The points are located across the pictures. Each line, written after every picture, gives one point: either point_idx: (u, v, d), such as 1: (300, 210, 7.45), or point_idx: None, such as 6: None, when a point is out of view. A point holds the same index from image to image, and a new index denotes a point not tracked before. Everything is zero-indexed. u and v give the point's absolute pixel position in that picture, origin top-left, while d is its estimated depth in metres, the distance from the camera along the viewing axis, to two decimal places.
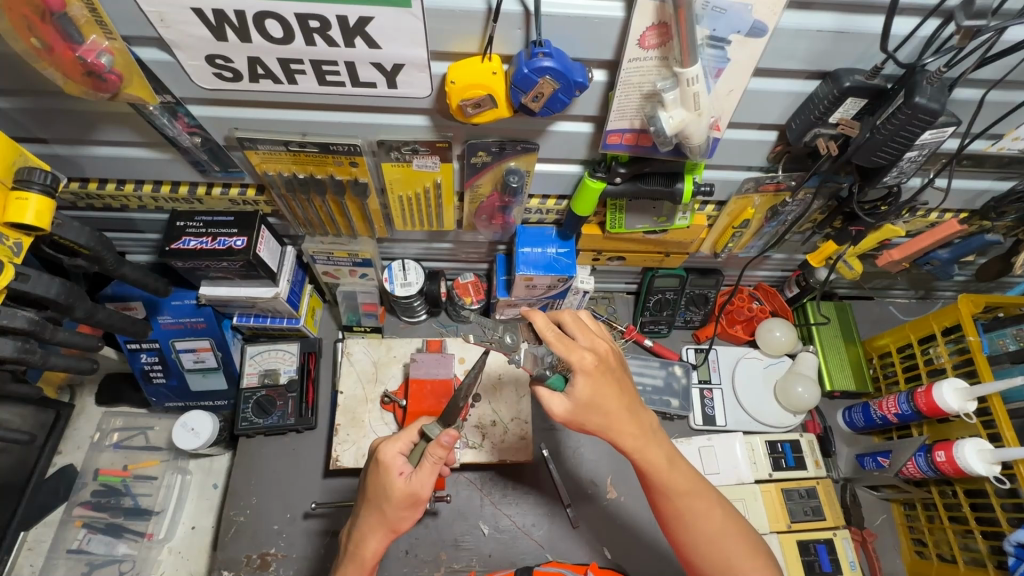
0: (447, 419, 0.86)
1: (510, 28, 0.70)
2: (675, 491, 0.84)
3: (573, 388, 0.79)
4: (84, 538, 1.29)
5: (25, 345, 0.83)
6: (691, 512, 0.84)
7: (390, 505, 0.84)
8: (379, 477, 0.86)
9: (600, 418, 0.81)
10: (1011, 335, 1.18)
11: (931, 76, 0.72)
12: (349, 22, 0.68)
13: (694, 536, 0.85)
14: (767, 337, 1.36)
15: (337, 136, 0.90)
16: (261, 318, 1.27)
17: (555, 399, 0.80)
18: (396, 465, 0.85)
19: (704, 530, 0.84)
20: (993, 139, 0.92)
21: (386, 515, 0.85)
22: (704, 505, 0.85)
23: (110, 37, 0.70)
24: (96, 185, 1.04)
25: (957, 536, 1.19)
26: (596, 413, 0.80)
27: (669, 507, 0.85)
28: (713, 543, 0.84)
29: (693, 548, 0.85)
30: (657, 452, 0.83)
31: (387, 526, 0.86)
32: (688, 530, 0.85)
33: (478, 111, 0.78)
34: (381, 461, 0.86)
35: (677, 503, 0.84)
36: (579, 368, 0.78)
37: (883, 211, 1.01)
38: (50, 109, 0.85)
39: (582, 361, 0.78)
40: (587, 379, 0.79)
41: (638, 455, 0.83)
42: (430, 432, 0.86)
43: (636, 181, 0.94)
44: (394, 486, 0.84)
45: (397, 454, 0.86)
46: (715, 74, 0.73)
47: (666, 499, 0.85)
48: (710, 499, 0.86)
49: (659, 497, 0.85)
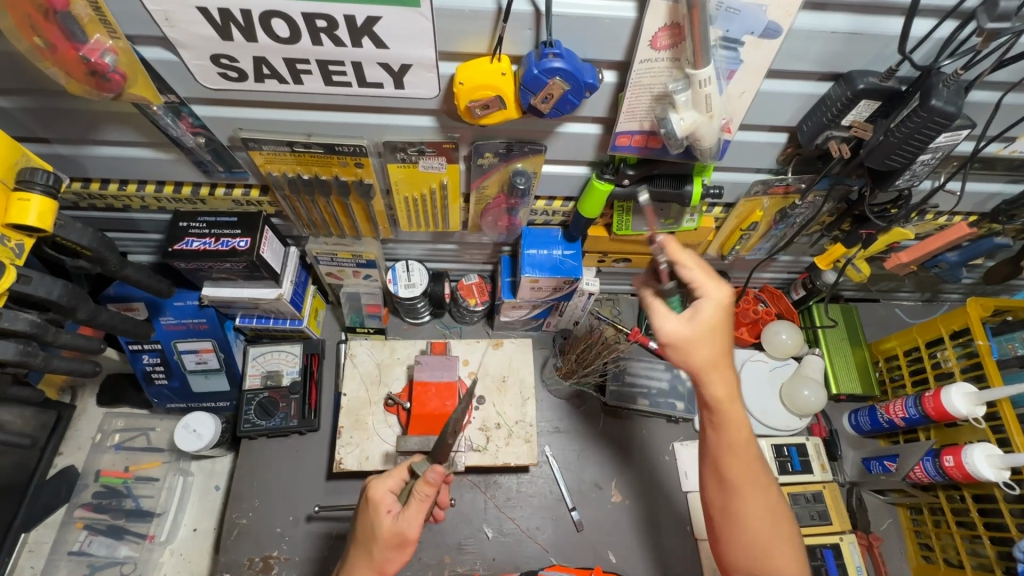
0: (436, 456, 0.89)
1: (521, 28, 0.69)
2: (741, 456, 0.85)
3: (697, 311, 0.82)
4: (85, 539, 1.28)
5: (27, 347, 0.81)
6: (751, 481, 0.85)
7: (377, 546, 0.84)
8: (368, 514, 0.85)
9: (697, 358, 0.82)
10: (1019, 340, 1.19)
11: (947, 79, 0.71)
12: (357, 22, 0.67)
13: (748, 509, 0.85)
14: (773, 339, 1.36)
15: (343, 136, 0.89)
16: (264, 319, 1.26)
17: (670, 320, 0.83)
18: (386, 503, 0.85)
19: (757, 505, 0.85)
20: (1006, 142, 0.91)
21: (373, 554, 0.84)
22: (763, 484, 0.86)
23: (114, 37, 0.70)
24: (99, 185, 1.04)
25: (964, 540, 1.18)
26: (701, 346, 0.82)
27: (736, 472, 0.85)
28: (764, 519, 0.84)
29: (741, 521, 0.85)
30: (737, 410, 0.84)
31: (372, 567, 0.84)
32: (744, 500, 0.85)
33: (486, 112, 0.77)
34: (371, 498, 0.86)
35: (741, 468, 0.85)
36: (712, 297, 0.82)
37: (893, 214, 1.00)
38: (53, 108, 0.84)
39: (719, 292, 0.82)
40: (721, 315, 0.82)
41: (724, 406, 0.83)
42: (418, 469, 0.87)
43: (645, 183, 0.93)
44: (382, 525, 0.83)
45: (386, 492, 0.86)
46: (728, 75, 0.72)
47: (734, 464, 0.85)
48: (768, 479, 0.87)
49: (727, 463, 0.85)
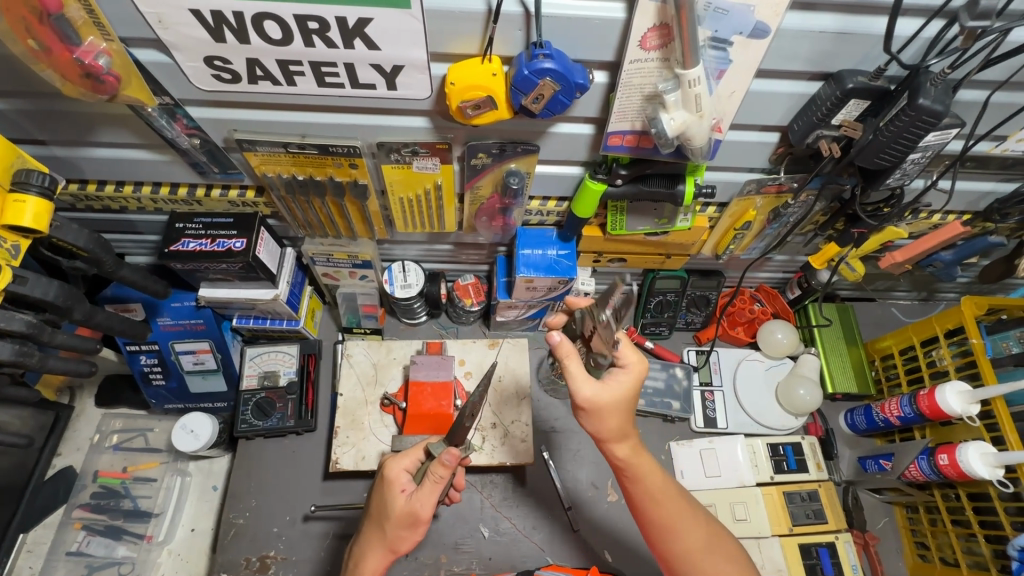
0: (454, 437, 0.89)
1: (511, 29, 0.70)
2: (664, 501, 0.84)
3: (613, 378, 0.80)
4: (84, 540, 1.29)
5: (23, 348, 0.81)
6: (677, 522, 0.84)
7: (390, 522, 0.84)
8: (382, 493, 0.87)
9: (598, 422, 0.81)
10: (1014, 338, 1.19)
11: (935, 78, 0.72)
12: (348, 24, 0.68)
13: (681, 547, 0.84)
14: (769, 339, 1.36)
15: (337, 137, 0.89)
16: (261, 319, 1.26)
17: (585, 384, 0.78)
18: (399, 482, 0.86)
19: (690, 543, 0.84)
20: (997, 141, 0.91)
21: (386, 532, 0.85)
22: (691, 518, 0.85)
23: (107, 39, 0.70)
24: (95, 187, 1.04)
25: (959, 539, 1.18)
26: (595, 415, 0.80)
27: (662, 518, 0.84)
28: (699, 553, 0.84)
29: (681, 559, 0.85)
30: (647, 459, 0.84)
31: (385, 545, 0.86)
32: (674, 540, 0.84)
33: (478, 112, 0.77)
34: (385, 476, 0.87)
35: (666, 512, 0.84)
36: (631, 366, 0.81)
37: (886, 213, 1.01)
38: (49, 111, 0.85)
39: (638, 365, 0.81)
40: (630, 382, 0.81)
41: (633, 462, 0.83)
42: (434, 449, 0.88)
43: (638, 182, 0.94)
44: (395, 504, 0.84)
45: (402, 470, 0.87)
46: (717, 75, 0.73)
47: (658, 512, 0.84)
48: (696, 511, 0.86)
49: (650, 509, 0.84)
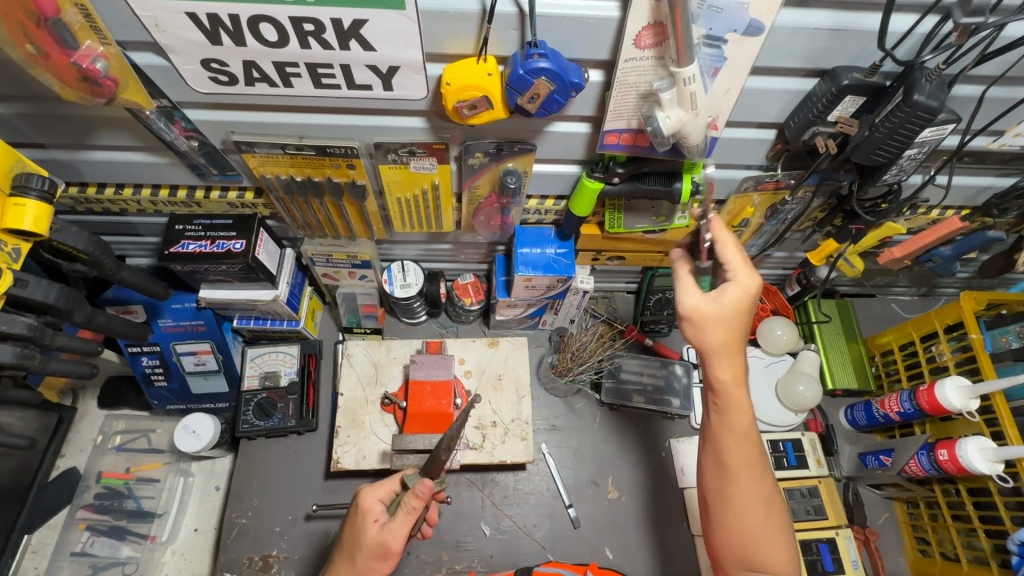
0: (427, 469, 0.88)
1: (505, 29, 0.70)
2: (740, 441, 0.84)
3: (723, 292, 0.82)
4: (88, 540, 1.29)
5: (24, 350, 0.82)
6: (750, 468, 0.84)
7: (360, 552, 0.85)
8: (356, 521, 0.87)
9: (711, 340, 0.82)
10: (1013, 333, 1.19)
11: (930, 73, 0.72)
12: (343, 25, 0.68)
13: (739, 495, 0.84)
14: (769, 336, 1.36)
15: (334, 138, 0.90)
16: (262, 320, 1.27)
17: (691, 295, 0.84)
18: (374, 512, 0.87)
19: (748, 495, 0.83)
20: (994, 136, 0.91)
21: (357, 563, 0.86)
22: (760, 473, 0.84)
23: (104, 42, 0.71)
24: (94, 189, 1.05)
25: (960, 534, 1.18)
26: (714, 328, 0.82)
27: (737, 456, 0.84)
28: (753, 513, 0.83)
29: (731, 501, 0.84)
30: (743, 395, 0.84)
31: (354, 575, 0.86)
32: (735, 485, 0.84)
33: (474, 112, 0.78)
34: (361, 506, 0.88)
35: (741, 451, 0.84)
36: (739, 282, 0.81)
37: (885, 210, 1.02)
38: (49, 114, 0.85)
39: (749, 280, 0.81)
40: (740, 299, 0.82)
41: (730, 391, 0.83)
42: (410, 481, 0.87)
43: (634, 180, 0.94)
44: (367, 534, 0.85)
45: (375, 501, 0.88)
46: (712, 73, 0.73)
47: (733, 451, 0.84)
48: (766, 470, 0.85)
49: (725, 443, 0.84)
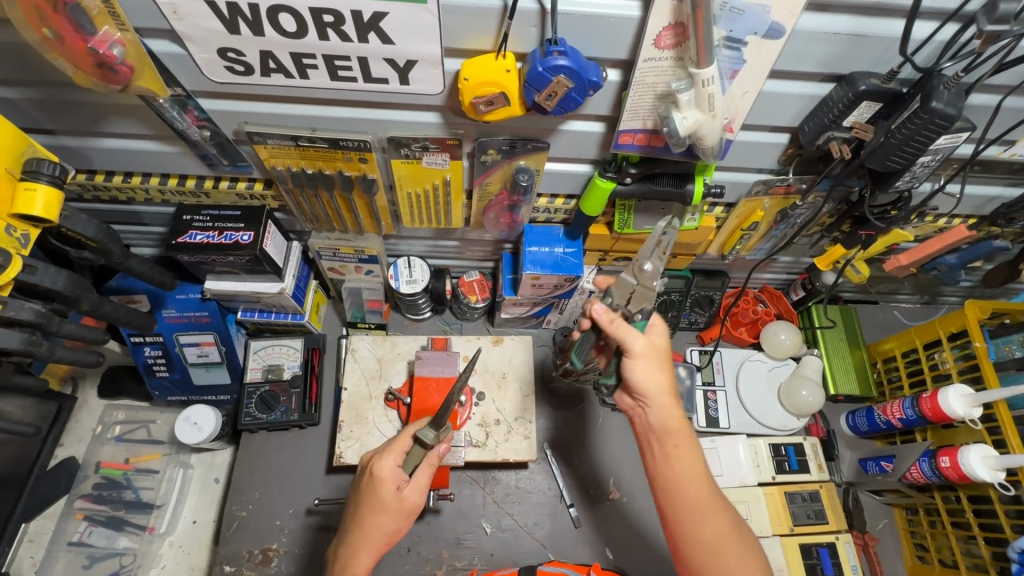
0: (439, 423, 0.90)
1: (526, 25, 0.70)
2: (694, 484, 0.86)
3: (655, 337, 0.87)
4: (84, 530, 1.28)
5: (31, 337, 0.82)
6: (704, 507, 0.85)
7: (386, 516, 0.88)
8: (374, 489, 0.89)
9: (652, 380, 0.86)
10: (1016, 342, 1.20)
11: (948, 80, 0.72)
12: (363, 18, 0.68)
13: (695, 532, 0.85)
14: (772, 340, 1.36)
15: (348, 131, 0.89)
16: (266, 313, 1.26)
17: (636, 338, 0.85)
18: (393, 478, 0.90)
19: (709, 530, 0.84)
20: (1006, 146, 0.92)
21: (384, 527, 0.88)
22: (720, 506, 0.86)
23: (122, 29, 0.70)
24: (102, 177, 1.04)
25: (959, 541, 1.19)
26: (651, 374, 0.86)
27: (691, 496, 0.85)
28: (717, 544, 0.84)
29: (692, 546, 0.85)
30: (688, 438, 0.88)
31: (382, 538, 0.88)
32: (692, 523, 0.85)
33: (490, 109, 0.77)
34: (376, 475, 0.89)
35: (695, 497, 0.85)
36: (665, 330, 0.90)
37: (893, 216, 1.02)
38: (60, 100, 0.84)
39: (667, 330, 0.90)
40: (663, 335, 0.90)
41: (670, 438, 0.87)
42: (423, 437, 0.89)
43: (646, 181, 0.94)
44: (392, 498, 0.88)
45: (393, 466, 0.90)
46: (731, 75, 0.73)
47: (686, 491, 0.85)
48: (725, 501, 0.87)
49: (673, 486, 0.86)
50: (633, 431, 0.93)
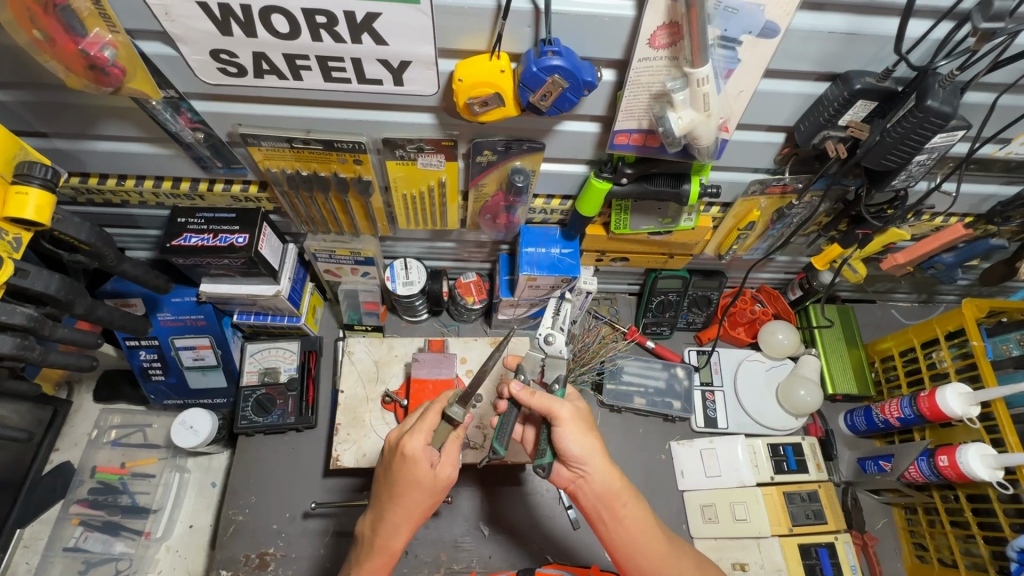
0: (466, 398, 0.87)
1: (520, 25, 0.69)
2: (648, 548, 0.89)
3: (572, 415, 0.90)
4: (81, 535, 1.27)
5: (24, 341, 0.81)
6: (659, 564, 0.90)
7: (425, 493, 0.87)
8: (408, 469, 0.85)
9: (591, 446, 0.88)
10: (1014, 340, 1.20)
11: (943, 80, 0.72)
12: (356, 18, 0.67)
13: None
14: (770, 339, 1.36)
15: (342, 133, 0.89)
16: (262, 316, 1.26)
17: (564, 406, 0.88)
18: (427, 456, 0.85)
19: None
20: (1001, 144, 0.92)
21: (420, 502, 0.87)
22: (673, 559, 0.91)
23: (113, 31, 0.70)
24: (96, 180, 1.03)
25: (958, 541, 1.18)
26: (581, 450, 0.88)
27: (650, 554, 0.90)
28: None
29: None
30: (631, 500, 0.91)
31: (418, 512, 0.88)
32: None
33: (485, 109, 0.77)
34: (408, 455, 0.84)
35: (649, 557, 0.89)
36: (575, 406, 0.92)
37: (890, 214, 1.01)
38: (53, 103, 0.84)
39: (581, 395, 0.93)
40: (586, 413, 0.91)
41: (613, 504, 0.89)
42: (454, 415, 0.86)
43: (643, 181, 0.94)
44: (428, 476, 0.85)
45: (425, 447, 0.85)
46: (726, 74, 0.73)
47: (645, 550, 0.89)
48: (678, 554, 0.92)
49: (629, 545, 0.90)
50: (577, 504, 0.93)
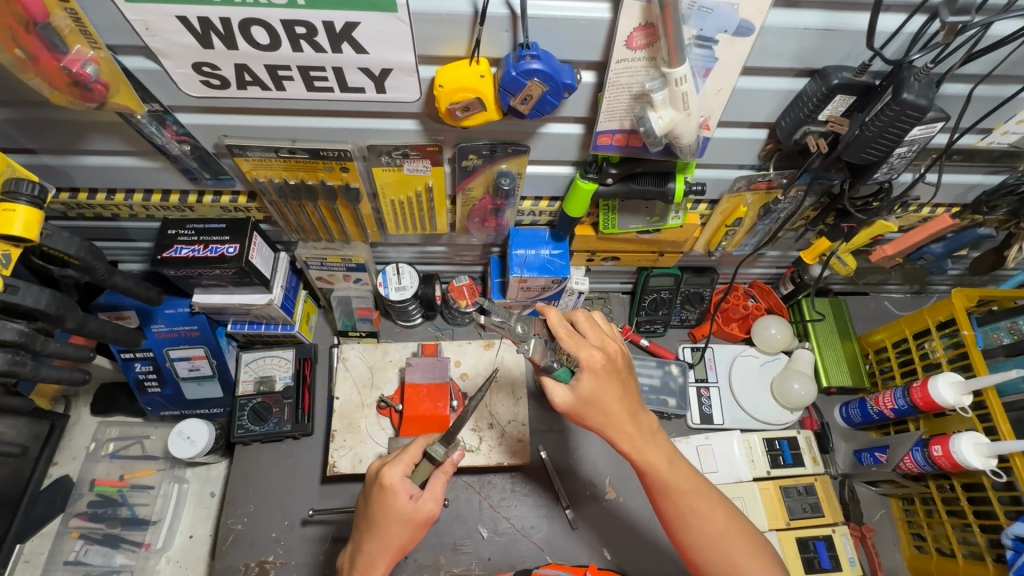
0: (449, 436, 0.86)
1: (499, 31, 0.70)
2: (676, 492, 0.85)
3: (578, 382, 0.81)
4: (81, 549, 1.28)
5: (16, 357, 0.82)
6: (690, 510, 0.85)
7: (404, 528, 0.84)
8: (384, 501, 0.84)
9: (600, 415, 0.83)
10: (1005, 328, 1.20)
11: (918, 72, 0.73)
12: (336, 28, 0.68)
13: (692, 535, 0.86)
14: (764, 334, 1.37)
15: (328, 141, 0.90)
16: (256, 325, 1.26)
17: (558, 389, 0.82)
18: (405, 488, 0.84)
19: (703, 530, 0.85)
20: (983, 134, 0.93)
21: (396, 538, 0.85)
22: (706, 505, 0.86)
23: (95, 47, 0.70)
24: (86, 195, 1.04)
25: (955, 530, 1.19)
26: (596, 408, 0.82)
27: (680, 496, 0.85)
28: (713, 541, 0.85)
29: (695, 549, 0.86)
30: (656, 448, 0.85)
31: (395, 547, 0.86)
32: (687, 528, 0.86)
33: (467, 114, 0.78)
34: (385, 486, 0.84)
35: (678, 502, 0.85)
36: (586, 364, 0.80)
37: (875, 207, 1.02)
38: (38, 120, 0.85)
39: (592, 358, 0.80)
40: (597, 378, 0.81)
41: (638, 453, 0.85)
42: (435, 453, 0.85)
43: (628, 181, 0.94)
44: (406, 510, 0.83)
45: (402, 478, 0.85)
46: (704, 73, 0.73)
47: (673, 496, 0.85)
48: (710, 500, 0.87)
49: (661, 499, 0.87)
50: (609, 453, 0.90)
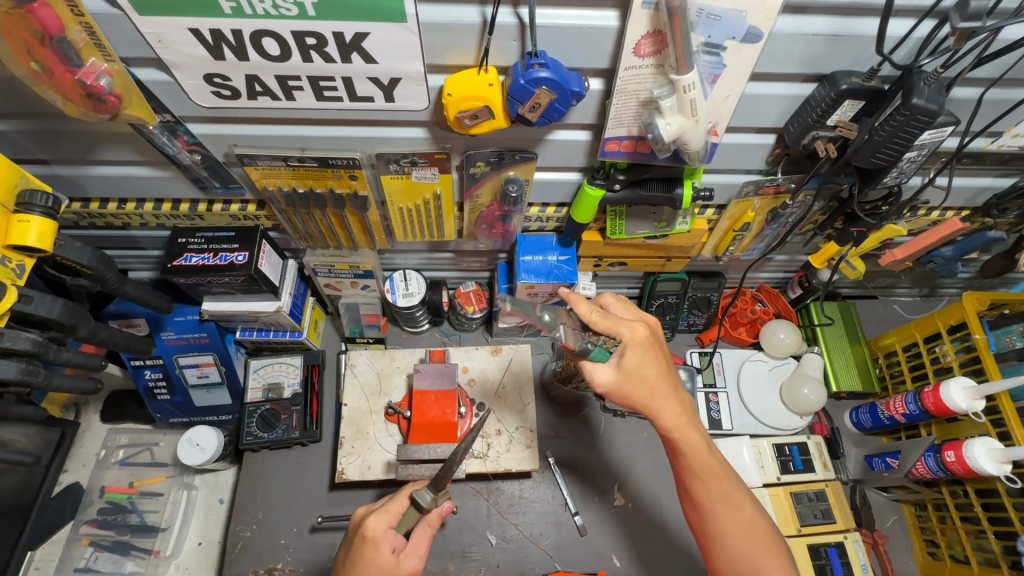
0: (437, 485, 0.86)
1: (506, 40, 0.70)
2: (710, 476, 0.85)
3: (621, 357, 0.82)
4: (91, 556, 1.29)
5: (28, 366, 0.82)
6: (721, 498, 0.85)
7: None
8: (365, 553, 0.83)
9: (644, 392, 0.83)
10: (1017, 332, 1.20)
11: (927, 77, 0.72)
12: (345, 39, 0.69)
13: (717, 525, 0.86)
14: (771, 339, 1.36)
15: (336, 150, 0.90)
16: (264, 331, 1.27)
17: (600, 369, 0.83)
18: (388, 539, 0.84)
19: (728, 520, 0.85)
20: (993, 137, 0.92)
21: None
22: (736, 495, 0.86)
23: (109, 59, 0.71)
24: (97, 205, 1.05)
25: (969, 536, 1.17)
26: (638, 386, 0.82)
27: (713, 481, 0.85)
28: (736, 533, 0.85)
29: (718, 540, 0.86)
30: (696, 431, 0.85)
31: None
32: (713, 516, 0.86)
33: (475, 122, 0.78)
34: (368, 536, 0.84)
35: (710, 487, 0.85)
36: (628, 338, 0.82)
37: (884, 211, 1.02)
38: (52, 130, 0.86)
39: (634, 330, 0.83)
40: (640, 352, 0.82)
41: (679, 435, 0.84)
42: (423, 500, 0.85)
43: (635, 187, 0.95)
44: (386, 564, 0.82)
45: (386, 529, 0.85)
46: (712, 80, 0.73)
47: (707, 481, 0.85)
48: (740, 490, 0.86)
49: (693, 484, 0.86)
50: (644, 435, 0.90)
